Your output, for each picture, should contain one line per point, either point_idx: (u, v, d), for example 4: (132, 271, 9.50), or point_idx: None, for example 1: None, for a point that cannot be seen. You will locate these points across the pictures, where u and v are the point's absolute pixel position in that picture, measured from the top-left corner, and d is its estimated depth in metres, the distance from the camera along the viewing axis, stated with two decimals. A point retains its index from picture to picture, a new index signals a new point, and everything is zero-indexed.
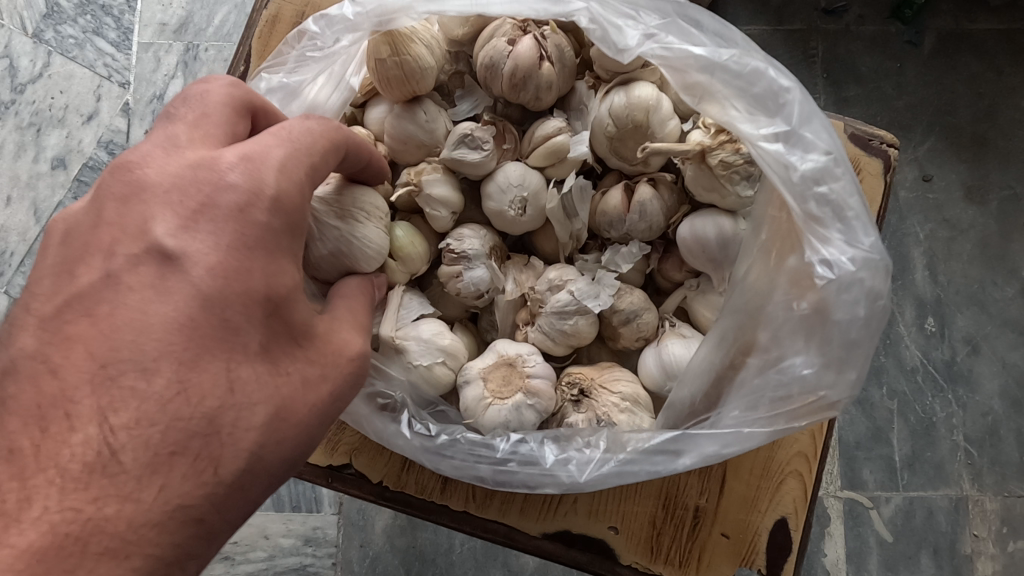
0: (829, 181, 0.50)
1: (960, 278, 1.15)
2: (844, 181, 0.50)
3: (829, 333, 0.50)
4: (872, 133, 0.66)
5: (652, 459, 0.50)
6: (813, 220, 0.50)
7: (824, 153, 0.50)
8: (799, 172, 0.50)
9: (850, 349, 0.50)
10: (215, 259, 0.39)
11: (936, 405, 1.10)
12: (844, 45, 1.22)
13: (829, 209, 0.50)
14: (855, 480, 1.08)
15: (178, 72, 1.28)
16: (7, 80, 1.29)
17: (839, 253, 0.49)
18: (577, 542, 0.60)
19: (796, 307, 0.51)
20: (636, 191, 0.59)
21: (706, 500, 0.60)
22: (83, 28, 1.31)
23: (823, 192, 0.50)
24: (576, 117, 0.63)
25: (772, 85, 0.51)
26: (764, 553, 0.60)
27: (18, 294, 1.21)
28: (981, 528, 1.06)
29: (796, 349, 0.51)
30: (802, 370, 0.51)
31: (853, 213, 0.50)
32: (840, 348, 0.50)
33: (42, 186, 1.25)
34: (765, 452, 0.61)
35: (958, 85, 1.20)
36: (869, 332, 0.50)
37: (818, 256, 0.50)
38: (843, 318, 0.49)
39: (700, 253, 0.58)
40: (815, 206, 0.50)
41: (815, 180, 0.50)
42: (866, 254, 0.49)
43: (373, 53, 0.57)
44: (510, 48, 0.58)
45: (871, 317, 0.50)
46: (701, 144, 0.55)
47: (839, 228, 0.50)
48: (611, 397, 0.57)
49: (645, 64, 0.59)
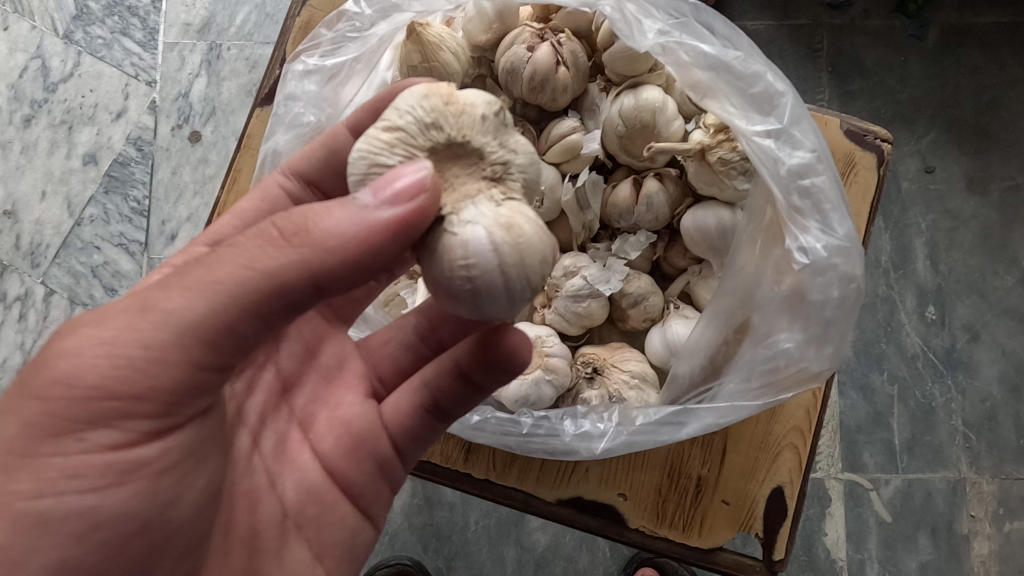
0: (812, 175, 0.54)
1: (960, 267, 1.19)
2: (826, 176, 0.54)
3: (808, 312, 0.55)
4: (868, 129, 0.70)
5: (658, 431, 0.55)
6: (795, 211, 0.54)
7: (810, 151, 0.54)
8: (787, 166, 0.54)
9: (827, 327, 0.55)
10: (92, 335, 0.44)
11: (936, 391, 1.15)
12: (848, 39, 1.25)
13: (810, 202, 0.54)
14: (856, 463, 1.12)
15: (202, 71, 1.33)
16: (39, 80, 1.36)
17: (815, 240, 0.54)
18: (589, 508, 0.65)
19: (778, 289, 0.56)
20: (644, 185, 0.64)
21: (708, 470, 0.65)
22: (111, 29, 1.36)
23: (806, 186, 0.54)
24: (589, 117, 0.68)
25: (769, 87, 0.55)
26: (761, 519, 0.65)
27: (53, 285, 1.27)
28: (979, 509, 1.10)
29: (781, 327, 0.56)
30: (787, 345, 0.55)
31: (831, 206, 0.54)
32: (819, 326, 0.55)
33: (74, 181, 1.31)
34: (764, 426, 0.66)
35: (960, 78, 1.23)
36: (842, 313, 0.55)
37: (796, 244, 0.54)
38: (818, 300, 0.54)
39: (703, 242, 0.63)
40: (798, 198, 0.54)
41: (799, 175, 0.54)
42: (840, 242, 0.54)
43: (405, 60, 0.62)
44: (529, 55, 0.62)
45: (844, 299, 0.54)
46: (702, 143, 0.60)
47: (818, 220, 0.54)
48: (622, 375, 0.62)
49: (652, 68, 0.64)
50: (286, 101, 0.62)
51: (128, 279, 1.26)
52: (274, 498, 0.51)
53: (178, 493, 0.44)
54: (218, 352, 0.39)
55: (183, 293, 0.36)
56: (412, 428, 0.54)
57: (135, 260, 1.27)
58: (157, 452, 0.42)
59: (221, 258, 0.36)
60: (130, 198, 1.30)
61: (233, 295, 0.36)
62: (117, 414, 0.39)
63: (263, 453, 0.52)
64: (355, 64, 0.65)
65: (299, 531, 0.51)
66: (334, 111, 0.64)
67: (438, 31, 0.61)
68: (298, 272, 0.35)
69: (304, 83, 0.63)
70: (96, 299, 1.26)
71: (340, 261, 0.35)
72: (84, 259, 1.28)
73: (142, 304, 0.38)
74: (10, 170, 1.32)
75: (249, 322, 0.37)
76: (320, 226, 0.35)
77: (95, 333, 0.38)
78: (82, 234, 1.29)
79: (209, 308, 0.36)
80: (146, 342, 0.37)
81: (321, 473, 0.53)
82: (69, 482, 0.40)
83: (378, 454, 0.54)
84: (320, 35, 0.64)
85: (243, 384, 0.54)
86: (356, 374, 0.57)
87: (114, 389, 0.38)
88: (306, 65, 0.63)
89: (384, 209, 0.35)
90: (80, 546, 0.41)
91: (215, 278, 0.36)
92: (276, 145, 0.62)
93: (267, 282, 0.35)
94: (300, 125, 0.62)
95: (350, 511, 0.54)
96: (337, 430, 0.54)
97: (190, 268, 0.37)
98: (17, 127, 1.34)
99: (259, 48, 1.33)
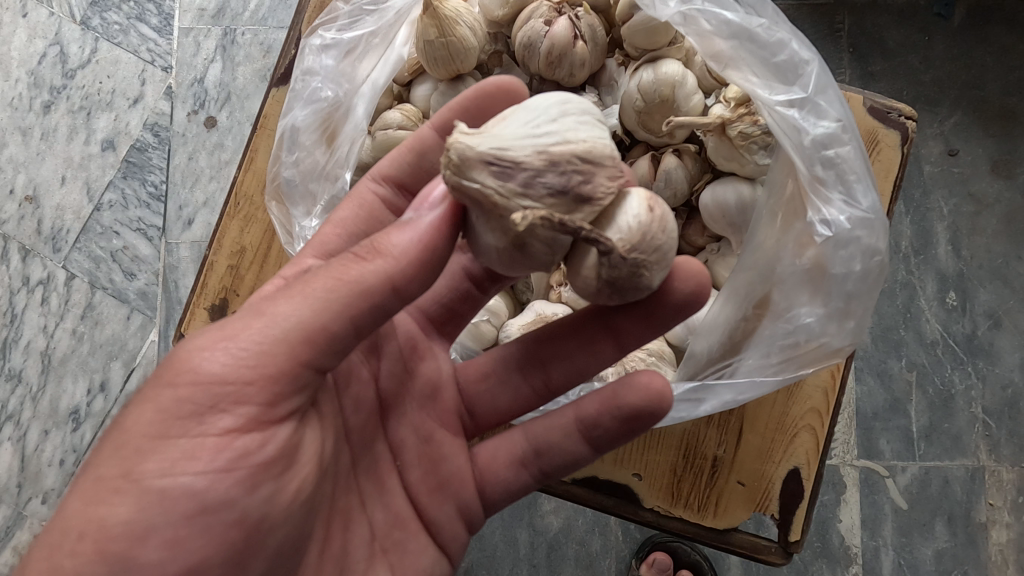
0: (837, 145, 0.53)
1: (983, 252, 1.16)
2: (850, 147, 0.54)
3: (829, 287, 0.54)
4: (891, 106, 0.68)
5: (677, 408, 0.55)
6: (819, 181, 0.54)
7: (835, 121, 0.54)
8: (811, 136, 0.53)
9: (848, 301, 0.54)
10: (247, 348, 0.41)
11: (955, 377, 1.13)
12: (870, 19, 1.22)
13: (834, 173, 0.53)
14: (872, 449, 1.11)
15: (217, 56, 1.33)
16: (58, 66, 1.37)
17: (838, 213, 0.53)
18: (604, 487, 0.66)
19: (798, 263, 0.55)
20: (663, 161, 0.63)
21: (724, 451, 0.65)
22: (127, 15, 1.37)
23: (830, 156, 0.53)
24: (606, 92, 0.68)
25: (794, 56, 0.54)
26: (777, 500, 0.65)
27: (74, 270, 1.29)
28: (998, 497, 1.09)
29: (801, 301, 0.55)
30: (807, 319, 0.55)
31: (855, 176, 0.53)
32: (840, 300, 0.54)
33: (93, 167, 1.33)
34: (781, 407, 0.65)
35: (986, 58, 1.20)
36: (864, 287, 0.54)
37: (819, 216, 0.54)
38: (839, 273, 0.54)
39: (721, 218, 0.63)
40: (821, 169, 0.53)
41: (824, 145, 0.53)
42: (863, 214, 0.53)
43: (421, 35, 0.62)
44: (547, 29, 0.62)
45: (866, 274, 0.54)
46: (722, 116, 0.59)
47: (841, 190, 0.53)
48: (639, 353, 0.63)
49: (672, 41, 0.63)
50: (303, 77, 0.63)
51: (146, 263, 1.28)
52: (365, 521, 0.51)
53: (267, 509, 0.42)
54: (329, 350, 0.41)
55: (285, 301, 0.40)
56: (506, 480, 0.54)
57: (153, 244, 1.29)
58: (261, 443, 0.41)
59: (314, 278, 0.40)
60: (147, 182, 1.31)
61: (325, 304, 0.39)
62: (231, 398, 0.40)
63: (358, 472, 0.51)
64: (372, 39, 0.64)
65: (385, 554, 0.51)
66: (352, 86, 0.63)
67: (455, 6, 0.61)
68: (376, 274, 0.39)
69: (322, 59, 0.63)
70: (116, 283, 1.28)
71: (411, 264, 0.39)
72: (104, 244, 1.30)
73: (254, 312, 0.40)
74: (30, 156, 1.34)
75: (346, 326, 0.40)
76: (384, 242, 0.39)
77: (222, 331, 0.40)
78: (102, 220, 1.31)
79: (313, 312, 0.39)
80: (262, 343, 0.39)
81: (408, 503, 0.53)
82: (188, 464, 0.39)
83: (460, 498, 0.54)
84: (337, 11, 0.64)
85: (350, 401, 0.50)
86: (449, 405, 0.56)
87: (233, 374, 0.39)
88: (323, 40, 0.63)
89: (427, 214, 0.40)
90: (204, 539, 0.40)
91: (313, 293, 0.39)
92: (294, 120, 0.62)
93: (353, 290, 0.39)
94: (318, 100, 0.63)
95: (429, 542, 0.54)
96: (426, 464, 0.54)
97: (294, 283, 0.41)
98: (36, 114, 1.35)
99: (273, 32, 1.33)
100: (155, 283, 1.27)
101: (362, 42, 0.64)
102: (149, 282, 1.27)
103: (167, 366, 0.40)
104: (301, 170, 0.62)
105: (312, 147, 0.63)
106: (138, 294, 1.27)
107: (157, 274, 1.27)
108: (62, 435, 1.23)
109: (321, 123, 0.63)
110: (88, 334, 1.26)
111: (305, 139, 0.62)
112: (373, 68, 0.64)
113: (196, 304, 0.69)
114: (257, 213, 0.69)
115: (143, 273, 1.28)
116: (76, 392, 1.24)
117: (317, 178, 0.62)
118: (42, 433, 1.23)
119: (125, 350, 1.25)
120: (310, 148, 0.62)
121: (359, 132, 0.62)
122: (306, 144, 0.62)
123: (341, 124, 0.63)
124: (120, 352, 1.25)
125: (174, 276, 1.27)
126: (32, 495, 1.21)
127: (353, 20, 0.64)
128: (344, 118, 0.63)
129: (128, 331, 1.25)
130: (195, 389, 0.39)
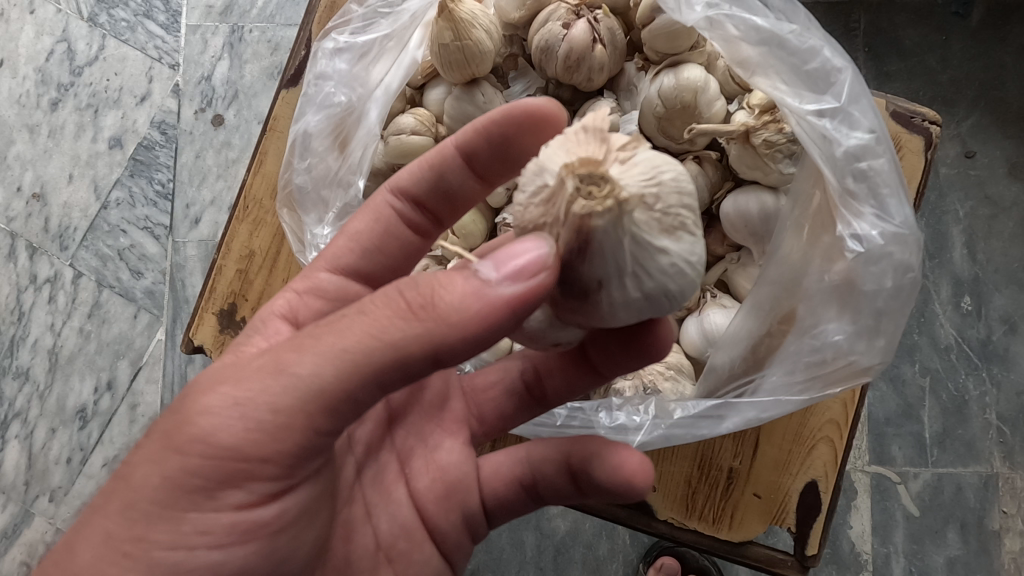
0: (869, 157, 0.52)
1: (1000, 256, 1.14)
2: (884, 159, 0.52)
3: (859, 302, 0.53)
4: (916, 110, 0.66)
5: (698, 424, 0.54)
6: (849, 195, 0.52)
7: (868, 131, 0.52)
8: (843, 147, 0.52)
9: (878, 317, 0.53)
10: (267, 403, 0.37)
11: (969, 383, 1.11)
12: (888, 17, 1.20)
13: (866, 186, 0.52)
14: (884, 455, 1.10)
15: (224, 53, 1.32)
16: (66, 63, 1.36)
17: (869, 227, 0.52)
18: (616, 498, 0.65)
19: (827, 277, 0.54)
20: (683, 169, 0.62)
21: (740, 462, 0.64)
22: (134, 11, 1.36)
23: (863, 169, 0.52)
24: (625, 97, 0.66)
25: (826, 63, 0.53)
26: (794, 513, 0.63)
27: (82, 268, 1.28)
28: (1011, 505, 1.07)
29: (829, 317, 0.54)
30: (836, 336, 0.53)
31: (888, 190, 0.52)
32: (870, 317, 0.53)
33: (100, 165, 1.32)
34: (798, 419, 0.64)
35: (1006, 59, 1.17)
36: (893, 303, 0.53)
37: (849, 230, 0.52)
38: (869, 289, 0.52)
39: (743, 228, 0.61)
40: (853, 181, 0.52)
41: (856, 157, 0.52)
42: (896, 230, 0.52)
43: (436, 38, 0.60)
44: (565, 32, 0.61)
45: (897, 289, 0.52)
46: (746, 124, 0.57)
47: (873, 205, 0.52)
48: (657, 366, 0.62)
49: (694, 45, 0.61)
50: (316, 81, 0.61)
51: (153, 262, 1.28)
52: (369, 530, 0.50)
53: (290, 551, 0.44)
54: (341, 417, 0.39)
55: (305, 358, 0.36)
56: (503, 496, 0.51)
57: (160, 243, 1.28)
58: (274, 514, 0.42)
59: (337, 328, 0.36)
60: (154, 180, 1.30)
61: (357, 363, 0.36)
62: (243, 474, 0.39)
63: (363, 485, 0.51)
64: (386, 41, 0.63)
65: (389, 564, 0.50)
66: (365, 90, 0.62)
67: (471, 8, 0.60)
68: (423, 337, 0.35)
69: (334, 62, 0.62)
70: (123, 282, 1.27)
71: (463, 340, 0.35)
72: (111, 242, 1.29)
73: (271, 367, 0.37)
74: (37, 154, 1.33)
75: (369, 389, 0.37)
76: (457, 321, 0.35)
77: (231, 392, 0.38)
78: (109, 218, 1.30)
79: (337, 375, 0.36)
80: (276, 406, 0.37)
81: (414, 513, 0.51)
82: (200, 536, 0.40)
83: (467, 506, 0.52)
84: (350, 13, 0.63)
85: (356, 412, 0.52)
86: (456, 417, 0.54)
87: (247, 450, 0.38)
88: (337, 42, 0.62)
89: (506, 286, 0.35)
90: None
91: (331, 351, 0.36)
92: (306, 125, 0.61)
93: (393, 352, 0.35)
94: (331, 105, 0.62)
95: (435, 553, 0.51)
96: (434, 471, 0.51)
97: (318, 331, 0.37)
98: (44, 111, 1.35)
99: (280, 30, 1.31)
100: (162, 282, 1.27)
101: (374, 46, 0.63)
102: (155, 281, 1.27)
103: (174, 424, 0.39)
104: (314, 178, 0.61)
105: (324, 153, 0.61)
106: (145, 293, 1.26)
107: (163, 272, 1.27)
108: (70, 434, 1.22)
109: (334, 128, 0.62)
110: (94, 332, 1.26)
111: (316, 144, 0.61)
112: (387, 71, 0.63)
113: (205, 308, 0.68)
114: (266, 217, 0.68)
115: (150, 272, 1.27)
116: (83, 390, 1.24)
117: (330, 184, 0.61)
118: (49, 432, 1.23)
119: (131, 348, 1.24)
120: (322, 153, 0.61)
121: (371, 136, 0.61)
122: (318, 150, 0.61)
123: (355, 129, 0.61)
124: (127, 351, 1.24)
125: (180, 275, 1.26)
126: (39, 493, 1.21)
127: (367, 23, 0.63)
128: (357, 124, 0.62)
129: (134, 329, 1.25)
130: (204, 460, 0.38)
